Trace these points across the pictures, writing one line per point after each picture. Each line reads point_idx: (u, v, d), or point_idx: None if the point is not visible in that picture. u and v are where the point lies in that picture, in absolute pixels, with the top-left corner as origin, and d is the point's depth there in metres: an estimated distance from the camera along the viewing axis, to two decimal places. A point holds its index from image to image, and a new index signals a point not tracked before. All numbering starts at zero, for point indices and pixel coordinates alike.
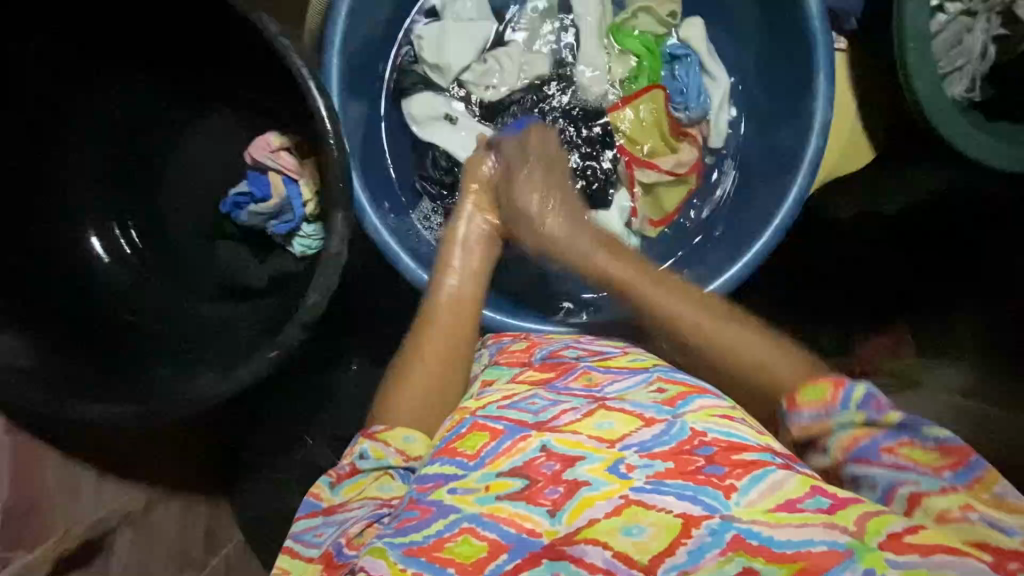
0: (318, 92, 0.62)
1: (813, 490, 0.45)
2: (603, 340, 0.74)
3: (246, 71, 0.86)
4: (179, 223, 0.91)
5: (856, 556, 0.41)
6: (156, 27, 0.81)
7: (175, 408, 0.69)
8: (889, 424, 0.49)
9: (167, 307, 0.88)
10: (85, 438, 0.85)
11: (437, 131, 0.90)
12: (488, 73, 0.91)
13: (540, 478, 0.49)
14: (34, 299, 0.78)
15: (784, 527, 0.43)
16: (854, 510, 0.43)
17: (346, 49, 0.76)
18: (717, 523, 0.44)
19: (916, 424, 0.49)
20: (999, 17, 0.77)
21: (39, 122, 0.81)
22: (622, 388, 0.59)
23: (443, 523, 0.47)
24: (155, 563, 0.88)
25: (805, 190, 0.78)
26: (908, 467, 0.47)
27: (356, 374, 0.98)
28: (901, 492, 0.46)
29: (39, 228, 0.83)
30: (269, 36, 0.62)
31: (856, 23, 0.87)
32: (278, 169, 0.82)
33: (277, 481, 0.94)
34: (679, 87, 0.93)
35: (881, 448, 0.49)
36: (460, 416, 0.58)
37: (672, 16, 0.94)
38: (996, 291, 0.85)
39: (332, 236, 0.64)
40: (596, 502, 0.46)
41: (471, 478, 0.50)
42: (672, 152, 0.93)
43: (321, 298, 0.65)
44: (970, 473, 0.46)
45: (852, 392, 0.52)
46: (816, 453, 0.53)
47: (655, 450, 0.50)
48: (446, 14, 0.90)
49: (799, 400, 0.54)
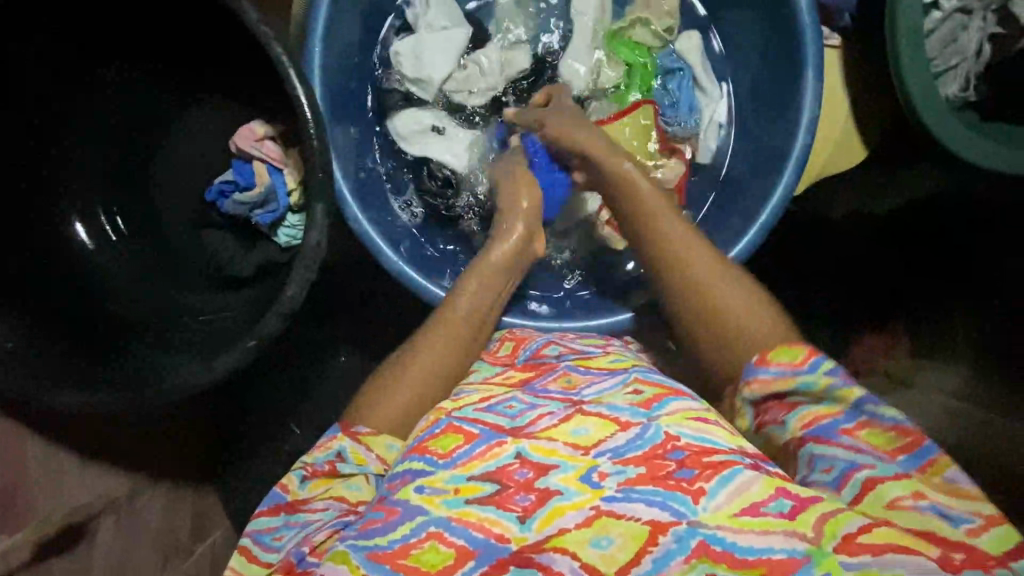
0: (298, 79, 0.62)
1: (778, 493, 0.46)
2: (583, 339, 0.74)
3: (246, 71, 0.87)
4: (174, 222, 0.92)
5: (812, 563, 0.43)
6: (155, 27, 0.82)
7: (142, 399, 0.70)
8: (847, 403, 0.53)
9: (165, 307, 0.86)
10: (86, 434, 0.86)
11: (427, 145, 0.89)
12: (471, 79, 0.89)
13: (511, 485, 0.49)
14: (35, 299, 0.78)
15: (746, 533, 0.44)
16: (811, 513, 0.45)
17: (328, 36, 0.75)
18: (684, 529, 0.45)
19: (872, 405, 0.52)
20: (995, 15, 0.74)
21: (40, 123, 0.82)
22: (599, 391, 0.58)
23: (409, 527, 0.48)
24: (141, 547, 0.91)
25: (793, 187, 0.78)
26: (865, 452, 0.51)
27: (343, 365, 0.99)
28: (857, 476, 0.50)
29: (41, 230, 0.83)
30: (248, 22, 0.61)
31: (848, 19, 0.85)
32: (262, 157, 0.82)
33: (265, 476, 0.94)
34: (671, 100, 0.92)
35: (841, 429, 0.53)
36: (436, 416, 0.58)
37: (670, 30, 0.92)
38: (984, 290, 0.89)
39: (311, 227, 0.64)
40: (567, 511, 0.47)
41: (438, 477, 0.50)
42: (657, 167, 0.88)
43: (299, 290, 0.65)
44: (922, 458, 0.50)
45: (822, 361, 0.55)
46: (774, 422, 0.57)
47: (628, 456, 0.50)
48: (419, 25, 0.88)
49: (770, 358, 0.57)
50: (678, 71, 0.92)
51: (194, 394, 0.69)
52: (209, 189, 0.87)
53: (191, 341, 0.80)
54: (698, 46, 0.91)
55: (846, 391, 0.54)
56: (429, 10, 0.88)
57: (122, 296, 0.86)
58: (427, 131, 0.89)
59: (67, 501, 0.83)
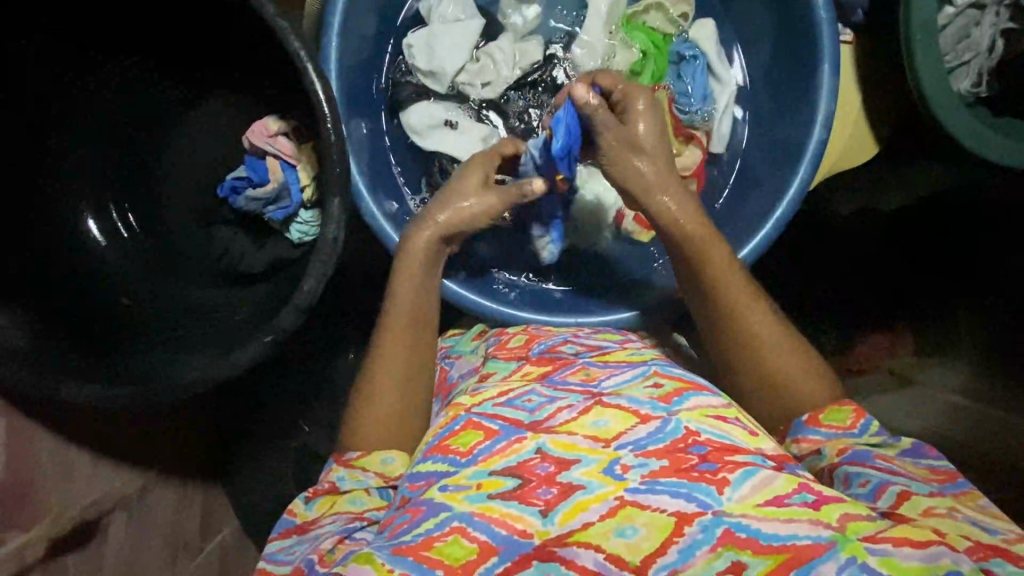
0: (315, 73, 0.62)
1: (801, 487, 0.47)
2: (598, 334, 0.74)
3: (247, 71, 0.88)
4: (174, 223, 0.91)
5: (837, 547, 0.43)
6: (161, 27, 0.83)
7: (162, 389, 0.69)
8: (894, 450, 0.57)
9: (167, 302, 0.86)
10: (86, 431, 0.84)
11: (439, 137, 0.89)
12: (483, 72, 0.89)
13: (533, 478, 0.49)
14: (34, 300, 0.77)
15: (772, 521, 0.45)
16: (836, 508, 0.46)
17: (344, 30, 0.75)
18: (709, 519, 0.45)
19: (913, 454, 0.57)
20: (1008, 10, 0.75)
21: (40, 123, 0.82)
22: (618, 383, 0.58)
23: (435, 522, 0.48)
24: (151, 543, 0.90)
25: (807, 182, 0.78)
26: (901, 473, 0.54)
27: (353, 363, 0.98)
28: (892, 489, 0.52)
29: (41, 230, 0.83)
30: (267, 17, 0.61)
31: (862, 15, 0.85)
32: (276, 153, 0.82)
33: (274, 471, 0.95)
34: (684, 88, 0.91)
35: (875, 456, 0.56)
36: (454, 412, 0.57)
37: (684, 17, 0.93)
38: (984, 288, 0.90)
39: (329, 221, 0.64)
40: (590, 505, 0.47)
41: (461, 475, 0.50)
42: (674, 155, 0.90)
43: (317, 284, 0.65)
44: (956, 489, 0.53)
45: (869, 422, 0.59)
46: (813, 455, 0.59)
47: (649, 449, 0.50)
48: (432, 17, 0.88)
49: (822, 419, 0.60)
50: (693, 57, 0.91)
51: (206, 387, 0.69)
52: (221, 184, 0.87)
53: (203, 337, 0.80)
54: (713, 34, 0.91)
55: (895, 443, 0.58)
56: (442, 2, 0.88)
57: (131, 290, 0.86)
58: (440, 124, 0.89)
59: (75, 501, 0.82)
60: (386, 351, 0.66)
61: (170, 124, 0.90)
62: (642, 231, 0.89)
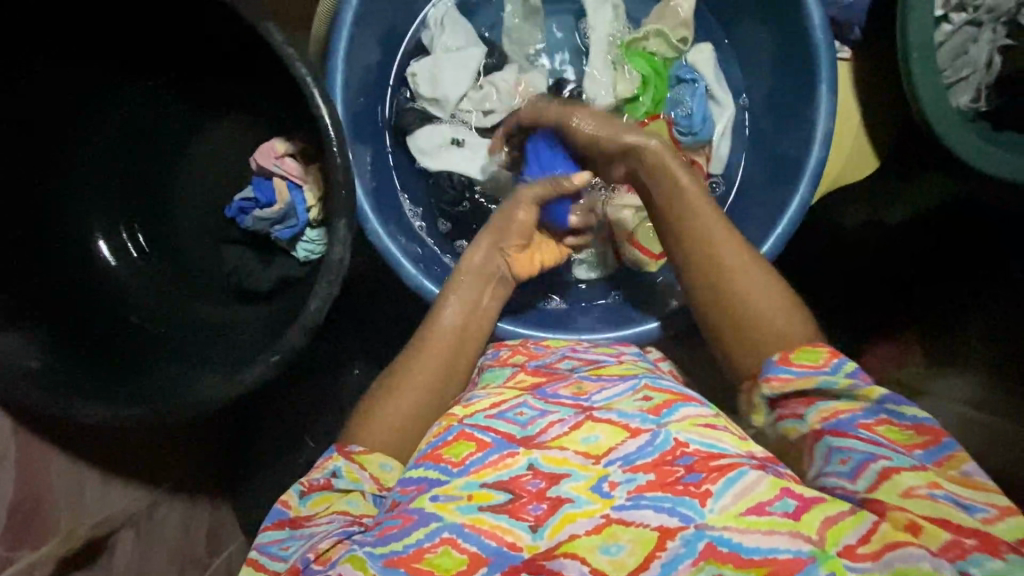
0: (321, 99, 0.63)
1: (783, 492, 0.46)
2: (597, 348, 0.75)
3: (254, 66, 0.86)
4: (185, 216, 0.93)
5: (817, 562, 0.43)
6: (157, 25, 0.80)
7: (180, 409, 0.69)
8: (869, 400, 0.54)
9: (165, 308, 0.89)
10: (81, 439, 0.83)
11: (449, 158, 0.90)
12: (484, 99, 0.91)
13: (524, 494, 0.49)
14: (37, 288, 0.79)
15: (754, 533, 0.44)
16: (815, 516, 0.45)
17: (350, 57, 0.77)
18: (691, 532, 0.45)
19: (893, 404, 0.53)
20: (1005, 27, 0.77)
21: (50, 113, 0.81)
22: (609, 397, 0.58)
23: (425, 532, 0.47)
24: (154, 562, 0.89)
25: (808, 201, 0.78)
26: (882, 444, 0.51)
27: (358, 378, 0.99)
28: (874, 467, 0.50)
29: (43, 218, 0.83)
30: (274, 44, 0.62)
31: (860, 33, 0.86)
32: (283, 174, 0.84)
33: (280, 483, 0.94)
34: (685, 111, 0.92)
35: (859, 424, 0.53)
36: (447, 422, 0.57)
37: (684, 41, 0.93)
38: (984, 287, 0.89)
39: (335, 243, 0.65)
40: (578, 518, 0.47)
41: (451, 485, 0.50)
42: None
43: (322, 305, 0.66)
44: (939, 452, 0.51)
45: (844, 362, 0.56)
46: (793, 415, 0.57)
47: (637, 463, 0.50)
48: (434, 46, 0.90)
49: (793, 358, 0.57)
50: (692, 81, 0.92)
51: (214, 408, 0.69)
52: (229, 205, 0.89)
53: (214, 358, 0.81)
54: (711, 58, 0.92)
55: (870, 389, 0.55)
56: (444, 31, 0.90)
57: (139, 310, 0.87)
58: (448, 144, 0.90)
59: (83, 519, 0.81)
60: (382, 417, 0.63)
61: (177, 120, 0.91)
62: (648, 259, 0.90)
